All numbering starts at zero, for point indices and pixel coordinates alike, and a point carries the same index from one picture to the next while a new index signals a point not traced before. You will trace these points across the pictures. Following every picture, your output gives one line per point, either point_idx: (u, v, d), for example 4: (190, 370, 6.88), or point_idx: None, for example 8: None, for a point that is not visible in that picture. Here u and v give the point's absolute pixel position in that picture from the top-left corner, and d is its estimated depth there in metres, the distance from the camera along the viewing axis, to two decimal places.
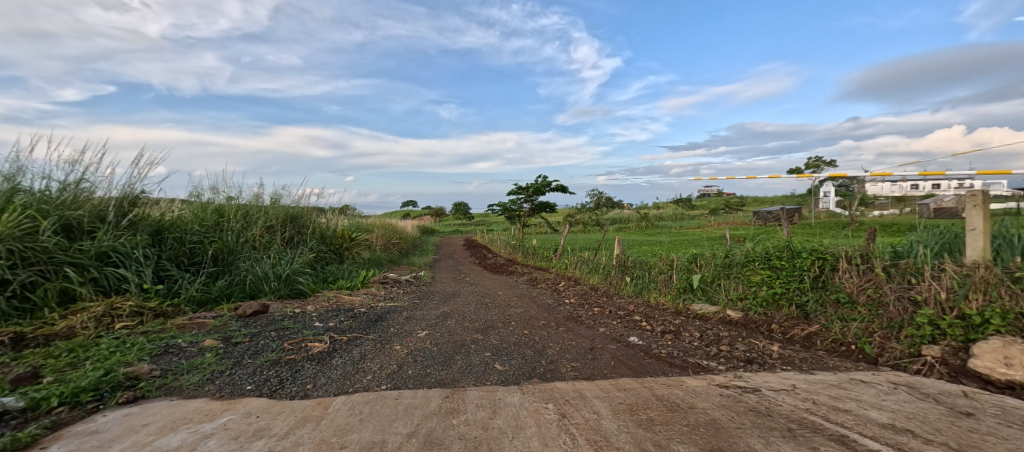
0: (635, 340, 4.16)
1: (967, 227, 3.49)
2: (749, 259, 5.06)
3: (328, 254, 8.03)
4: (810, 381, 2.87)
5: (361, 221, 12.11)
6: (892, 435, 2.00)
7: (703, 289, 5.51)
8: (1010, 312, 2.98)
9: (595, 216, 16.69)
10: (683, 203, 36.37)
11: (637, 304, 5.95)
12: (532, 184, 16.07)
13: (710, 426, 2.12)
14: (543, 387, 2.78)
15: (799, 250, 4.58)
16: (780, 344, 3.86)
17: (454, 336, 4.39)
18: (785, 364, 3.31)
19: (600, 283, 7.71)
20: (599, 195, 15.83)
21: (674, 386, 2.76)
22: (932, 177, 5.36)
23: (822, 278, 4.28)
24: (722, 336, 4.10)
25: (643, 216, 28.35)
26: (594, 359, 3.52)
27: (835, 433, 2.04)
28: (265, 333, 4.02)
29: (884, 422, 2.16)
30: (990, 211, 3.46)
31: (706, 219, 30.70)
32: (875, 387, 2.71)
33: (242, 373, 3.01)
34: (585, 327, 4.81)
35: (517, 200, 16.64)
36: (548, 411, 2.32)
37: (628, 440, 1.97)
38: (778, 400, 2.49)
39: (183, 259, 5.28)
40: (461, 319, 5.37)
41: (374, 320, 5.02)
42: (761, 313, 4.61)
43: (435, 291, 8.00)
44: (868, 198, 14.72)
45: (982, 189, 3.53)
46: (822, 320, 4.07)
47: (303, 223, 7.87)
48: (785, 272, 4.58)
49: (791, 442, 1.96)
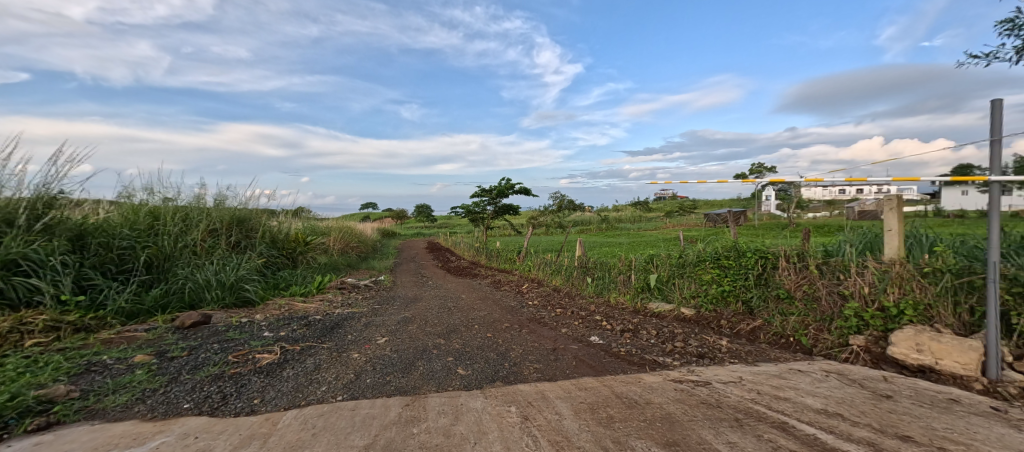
0: (596, 339, 4.26)
1: (885, 228, 3.84)
2: (701, 259, 5.34)
3: (280, 259, 7.60)
4: (755, 372, 3.08)
5: (317, 224, 11.55)
6: (824, 420, 2.18)
7: (659, 289, 5.77)
8: (920, 303, 3.33)
9: (557, 218, 16.98)
10: (640, 206, 37.78)
11: (598, 304, 6.11)
12: (496, 186, 16.08)
13: (666, 420, 2.21)
14: (506, 390, 2.77)
15: (744, 250, 4.90)
16: (728, 339, 4.11)
17: (415, 342, 4.29)
18: (733, 358, 3.52)
19: (564, 284, 7.81)
20: (561, 197, 16.06)
21: (632, 383, 2.85)
22: (855, 183, 5.93)
23: (764, 276, 4.59)
24: (676, 333, 4.30)
25: (603, 218, 29.26)
26: (556, 360, 3.57)
27: (777, 420, 2.20)
28: (207, 346, 3.73)
29: (818, 407, 2.35)
30: (904, 212, 3.78)
31: (662, 221, 32.10)
32: (810, 375, 2.95)
33: (179, 390, 2.76)
34: (548, 328, 4.87)
35: (480, 202, 16.54)
36: (511, 414, 2.31)
37: (589, 439, 2.01)
38: (726, 392, 2.63)
39: (111, 266, 4.77)
40: (422, 323, 5.27)
41: (329, 328, 4.80)
42: (711, 310, 4.89)
43: (396, 296, 7.78)
44: (802, 201, 16.05)
45: (897, 194, 3.87)
46: (765, 315, 4.37)
47: (251, 226, 7.39)
48: (732, 271, 4.86)
49: (738, 431, 2.09)
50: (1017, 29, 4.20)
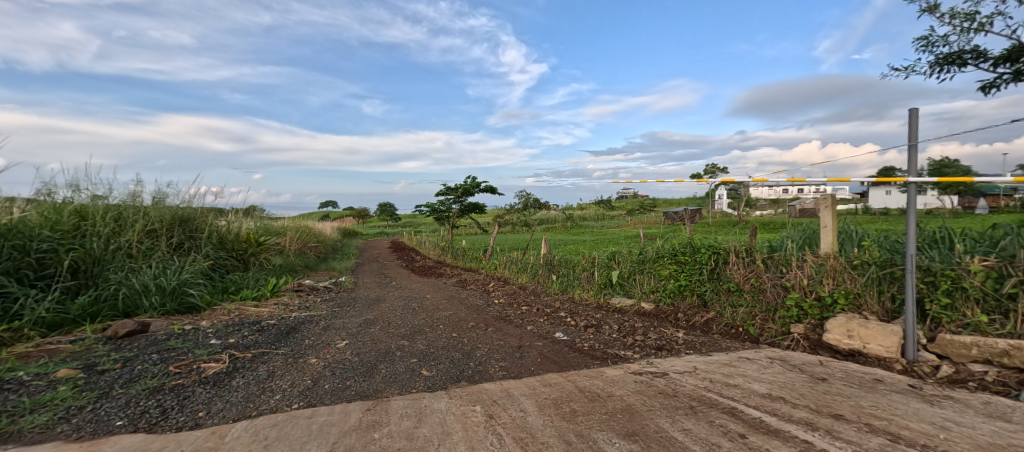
0: (560, 336, 4.34)
1: (821, 225, 4.18)
2: (659, 255, 5.57)
3: (230, 261, 7.12)
4: (708, 361, 3.25)
5: (271, 223, 10.93)
6: (769, 403, 2.35)
7: (621, 284, 5.97)
8: (850, 293, 3.65)
9: (523, 217, 17.09)
10: (603, 204, 38.83)
11: (563, 300, 6.22)
12: (461, 185, 15.94)
13: (626, 412, 2.28)
14: (470, 389, 2.75)
15: (698, 246, 5.16)
16: (684, 331, 4.32)
17: (378, 344, 4.17)
18: (689, 349, 3.70)
19: (529, 282, 7.87)
20: (526, 195, 16.18)
21: (595, 377, 2.92)
22: (796, 183, 6.41)
23: (717, 270, 4.86)
24: (637, 326, 4.47)
25: (568, 217, 29.78)
26: (521, 357, 3.60)
27: (727, 406, 2.33)
28: (144, 356, 3.42)
29: (763, 392, 2.53)
30: (837, 210, 4.14)
31: (624, 220, 33.15)
32: (757, 362, 3.16)
33: (110, 407, 2.51)
34: (514, 326, 4.90)
35: (446, 201, 16.33)
36: (475, 414, 2.30)
37: (553, 434, 2.03)
38: (682, 381, 2.76)
39: (27, 272, 4.26)
40: (385, 325, 5.13)
41: (285, 333, 4.56)
42: (669, 304, 5.12)
43: (357, 297, 7.53)
44: (750, 200, 17.17)
45: (831, 193, 4.24)
46: (717, 307, 4.63)
47: (196, 226, 6.86)
48: (688, 266, 5.11)
49: (693, 418, 2.20)
50: (930, 45, 4.70)
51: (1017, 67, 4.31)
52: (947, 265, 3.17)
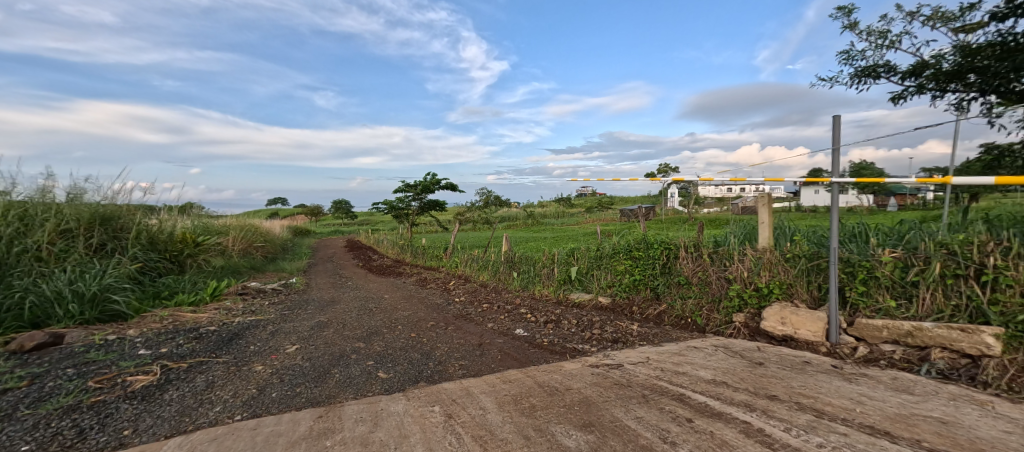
0: (521, 332, 4.38)
1: (759, 221, 4.51)
2: (615, 251, 5.77)
3: (163, 263, 6.50)
4: (659, 351, 3.41)
5: (211, 222, 10.11)
6: (713, 388, 2.51)
7: (580, 280, 6.12)
8: (784, 283, 3.98)
9: (484, 214, 17.03)
10: (563, 202, 39.61)
11: (524, 297, 6.29)
12: (421, 182, 15.60)
13: (583, 404, 2.35)
14: (429, 390, 2.70)
15: (651, 242, 5.40)
16: (639, 323, 4.51)
17: (331, 347, 3.99)
18: (642, 340, 3.87)
19: (491, 279, 7.87)
20: (487, 193, 16.15)
21: (554, 371, 2.98)
22: (738, 183, 6.88)
23: (668, 265, 5.11)
24: (594, 320, 4.61)
25: (528, 214, 30.06)
26: (482, 355, 3.59)
27: (676, 393, 2.47)
28: (57, 371, 3.04)
29: (708, 378, 2.69)
30: (773, 208, 4.49)
31: (583, 217, 34.02)
32: (703, 350, 3.37)
33: (13, 430, 2.21)
34: (474, 324, 4.87)
35: (404, 198, 15.90)
36: (434, 414, 2.26)
37: (512, 430, 2.05)
38: (636, 372, 2.88)
39: None
40: (340, 327, 4.92)
41: (227, 340, 4.24)
42: (624, 298, 5.33)
43: (310, 299, 7.16)
44: (699, 199, 18.21)
45: (767, 192, 4.57)
46: (668, 299, 4.88)
47: (121, 226, 6.20)
48: (642, 261, 5.33)
49: (645, 406, 2.30)
50: (851, 58, 5.21)
51: (920, 81, 4.88)
52: (863, 256, 3.54)
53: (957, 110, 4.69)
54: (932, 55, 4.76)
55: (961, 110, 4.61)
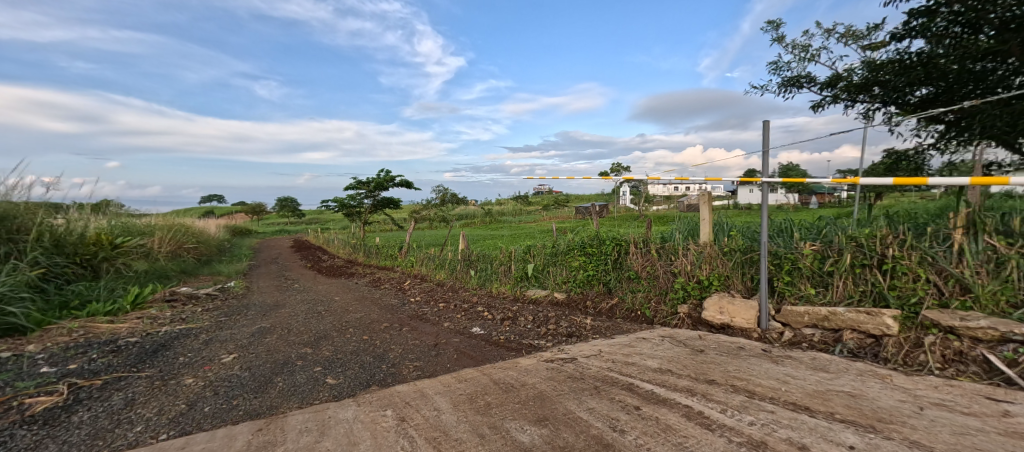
0: (477, 330, 4.36)
1: (700, 218, 4.81)
2: (570, 248, 5.91)
3: (72, 268, 5.74)
4: (610, 344, 3.55)
5: (132, 222, 9.08)
6: (659, 376, 2.65)
7: (536, 277, 6.21)
8: (722, 275, 4.28)
9: (441, 212, 16.75)
10: (520, 200, 39.92)
11: (481, 295, 6.27)
12: (373, 178, 15.02)
13: (537, 398, 2.38)
14: (381, 393, 2.62)
15: (604, 238, 5.59)
16: (592, 317, 4.66)
17: (274, 355, 3.74)
18: (595, 333, 4.00)
19: (447, 278, 7.76)
20: (444, 190, 15.89)
21: (509, 368, 3.00)
22: (683, 182, 7.31)
23: (619, 260, 5.31)
24: (550, 316, 4.70)
25: (486, 212, 29.98)
26: (437, 355, 3.53)
27: (625, 383, 2.57)
28: None
29: (655, 367, 2.84)
30: (712, 205, 4.81)
31: (540, 215, 34.52)
32: (651, 341, 3.54)
33: None
34: (430, 324, 4.78)
35: (356, 195, 15.22)
36: (386, 419, 2.19)
37: (466, 429, 2.03)
38: (588, 365, 2.97)
39: None
40: (284, 333, 4.62)
41: (151, 352, 3.83)
42: (579, 293, 5.48)
43: (251, 304, 6.66)
44: (648, 197, 19.11)
45: (707, 191, 4.89)
46: (620, 293, 5.08)
47: (18, 226, 5.39)
48: (595, 257, 5.51)
49: (597, 397, 2.38)
50: (779, 69, 5.71)
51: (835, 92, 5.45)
52: (789, 249, 3.89)
53: (864, 119, 5.29)
54: (845, 69, 5.33)
55: (867, 118, 5.20)
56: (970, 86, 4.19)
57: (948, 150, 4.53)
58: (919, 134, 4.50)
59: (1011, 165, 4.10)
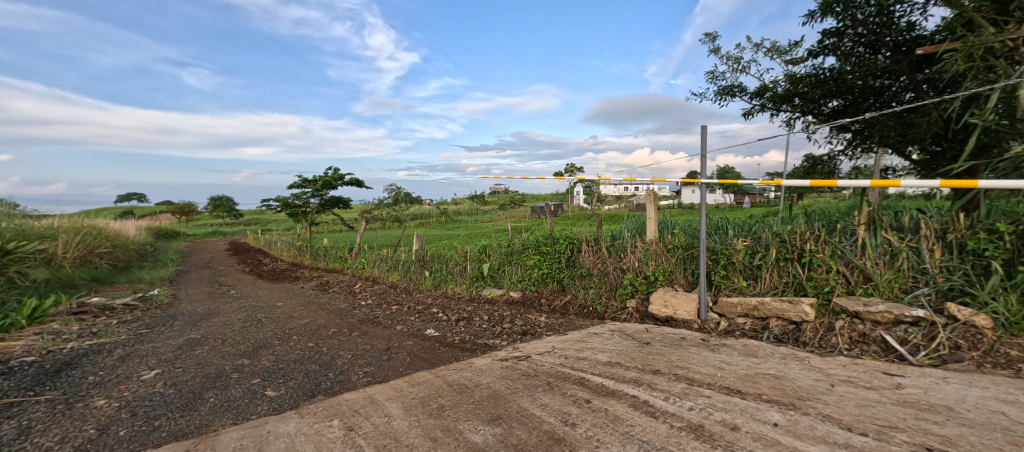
0: (431, 332, 4.29)
1: (646, 216, 5.05)
2: (525, 247, 5.98)
3: None
4: (563, 340, 3.63)
5: (27, 224, 7.89)
6: (608, 369, 2.75)
7: (492, 276, 6.22)
8: (666, 271, 4.53)
9: (394, 211, 16.22)
10: (477, 199, 39.72)
11: (436, 296, 6.16)
12: (320, 176, 14.23)
13: (492, 398, 2.38)
14: (328, 403, 2.49)
15: (557, 237, 5.71)
16: (546, 315, 4.75)
17: (205, 368, 3.43)
18: (549, 330, 4.08)
19: (401, 279, 7.54)
20: (397, 189, 15.42)
21: (464, 369, 2.98)
22: (631, 182, 7.66)
23: (572, 258, 5.45)
24: (505, 315, 4.73)
25: (442, 211, 29.49)
26: (389, 359, 3.42)
27: (577, 377, 2.65)
28: None
29: (604, 361, 2.95)
30: (657, 204, 5.07)
31: (496, 214, 34.60)
32: (602, 335, 3.68)
33: None
34: (382, 328, 4.62)
35: (301, 194, 14.32)
36: (332, 429, 2.09)
37: (418, 434, 1.99)
38: (542, 361, 3.02)
39: None
40: (218, 343, 4.25)
41: (52, 372, 3.35)
42: (534, 291, 5.57)
43: (178, 314, 6.05)
44: (600, 196, 19.83)
45: (652, 191, 5.15)
46: (573, 290, 5.22)
47: None
48: (549, 255, 5.61)
49: (549, 392, 2.43)
50: (715, 78, 6.14)
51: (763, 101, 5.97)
52: (724, 246, 4.20)
53: (786, 127, 5.84)
54: (770, 81, 5.84)
55: (789, 126, 5.75)
56: (870, 100, 4.75)
57: (854, 156, 5.12)
58: (831, 142, 5.05)
59: (903, 170, 4.72)
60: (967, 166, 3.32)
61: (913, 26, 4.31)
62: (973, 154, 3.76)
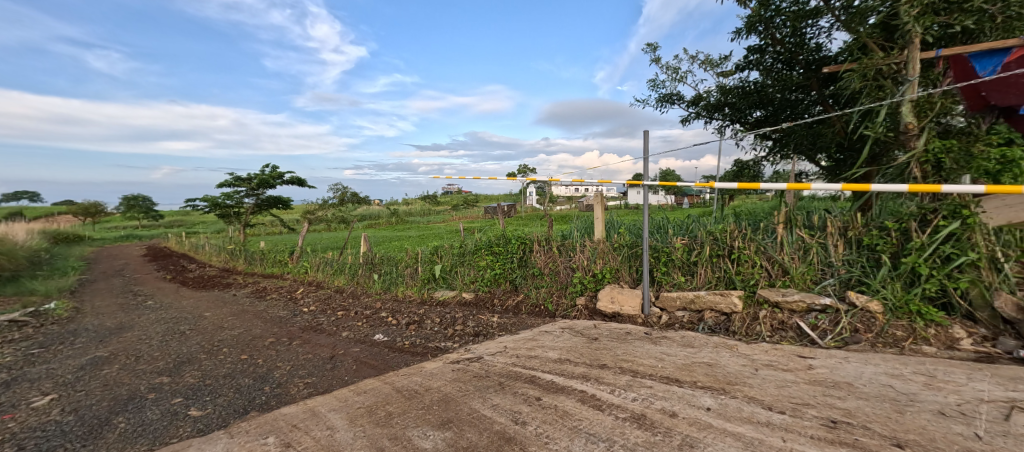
0: (380, 337, 4.13)
1: (594, 216, 5.23)
2: (477, 248, 5.95)
3: None
4: (515, 339, 3.66)
5: None
6: (558, 366, 2.82)
7: (444, 277, 6.12)
8: (612, 268, 4.73)
9: (340, 212, 15.43)
10: (429, 200, 38.92)
11: (385, 300, 5.95)
12: (256, 175, 13.18)
13: (442, 402, 2.34)
14: (263, 419, 2.30)
15: (509, 237, 5.74)
16: (499, 315, 4.77)
17: (114, 389, 3.03)
18: (501, 330, 4.09)
19: (348, 283, 7.18)
20: (343, 189, 14.67)
21: (413, 373, 2.90)
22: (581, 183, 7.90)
23: (524, 258, 5.51)
24: (457, 316, 4.68)
25: (392, 212, 28.54)
26: (333, 368, 3.25)
27: (527, 376, 2.68)
28: None
29: (554, 358, 3.01)
30: (604, 205, 5.27)
31: (449, 215, 34.15)
32: (552, 333, 3.76)
33: None
34: (326, 335, 4.38)
35: (234, 193, 13.17)
36: (267, 447, 1.94)
37: (363, 444, 1.91)
38: (494, 362, 3.02)
39: None
40: (132, 361, 3.78)
41: None
42: (487, 291, 5.56)
43: (81, 329, 5.30)
44: (552, 197, 20.27)
45: (600, 192, 5.34)
46: (525, 289, 5.29)
47: None
48: (501, 256, 5.63)
49: (501, 392, 2.44)
50: (656, 86, 6.52)
51: None
52: (664, 244, 4.46)
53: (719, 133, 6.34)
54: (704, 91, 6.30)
55: (721, 133, 6.25)
56: (787, 112, 5.38)
57: (775, 162, 5.66)
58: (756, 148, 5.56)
59: (814, 174, 5.30)
60: (862, 171, 3.78)
61: (820, 47, 4.83)
62: (866, 161, 4.35)
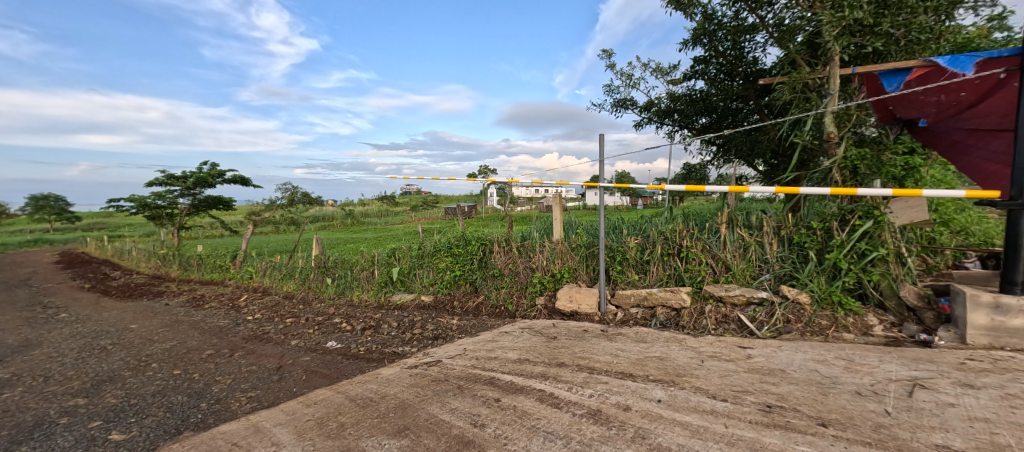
0: (333, 344, 3.94)
1: (553, 217, 5.32)
2: (436, 249, 5.85)
3: None
4: (474, 341, 3.64)
5: None
6: (517, 366, 2.83)
7: (401, 280, 5.96)
8: (571, 268, 4.83)
9: (289, 213, 14.56)
10: (387, 200, 37.77)
11: (339, 305, 5.69)
12: (192, 173, 12.12)
13: (399, 408, 2.28)
14: (199, 439, 2.12)
15: (469, 239, 5.70)
16: (458, 317, 4.72)
17: (15, 416, 2.66)
18: (461, 333, 4.05)
19: (298, 289, 6.79)
20: (293, 189, 13.87)
21: (368, 381, 2.80)
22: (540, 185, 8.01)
23: (483, 259, 5.49)
24: (416, 320, 4.57)
25: (347, 213, 27.38)
26: (280, 379, 3.05)
27: (487, 377, 2.67)
28: None
29: (513, 358, 3.03)
30: (563, 206, 5.38)
31: (408, 216, 33.33)
32: (512, 334, 3.77)
33: None
34: (273, 344, 4.12)
35: (166, 193, 12.03)
36: None
37: None
38: (453, 365, 2.98)
39: None
40: (38, 383, 3.33)
41: None
42: (446, 293, 5.48)
43: None
44: (513, 198, 20.39)
45: (558, 193, 5.44)
46: (485, 290, 5.27)
47: None
48: (461, 257, 5.57)
49: (460, 395, 2.41)
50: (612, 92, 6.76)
51: None
52: (619, 243, 4.63)
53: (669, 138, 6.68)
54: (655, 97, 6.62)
55: (671, 138, 6.59)
56: (729, 119, 5.80)
57: (719, 166, 6.05)
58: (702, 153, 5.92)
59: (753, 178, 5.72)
60: (793, 176, 4.11)
61: (756, 60, 5.24)
62: (796, 166, 4.77)
